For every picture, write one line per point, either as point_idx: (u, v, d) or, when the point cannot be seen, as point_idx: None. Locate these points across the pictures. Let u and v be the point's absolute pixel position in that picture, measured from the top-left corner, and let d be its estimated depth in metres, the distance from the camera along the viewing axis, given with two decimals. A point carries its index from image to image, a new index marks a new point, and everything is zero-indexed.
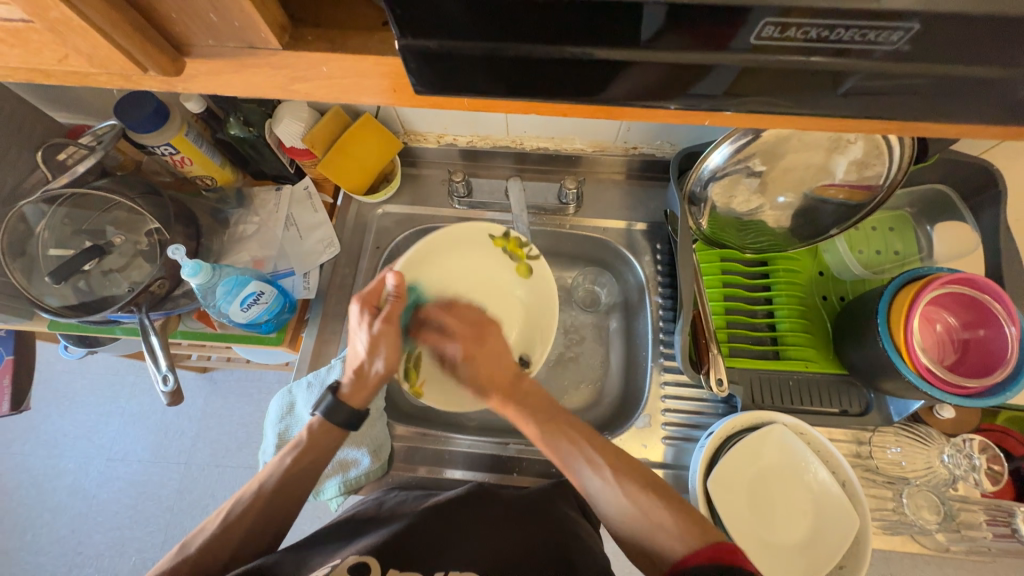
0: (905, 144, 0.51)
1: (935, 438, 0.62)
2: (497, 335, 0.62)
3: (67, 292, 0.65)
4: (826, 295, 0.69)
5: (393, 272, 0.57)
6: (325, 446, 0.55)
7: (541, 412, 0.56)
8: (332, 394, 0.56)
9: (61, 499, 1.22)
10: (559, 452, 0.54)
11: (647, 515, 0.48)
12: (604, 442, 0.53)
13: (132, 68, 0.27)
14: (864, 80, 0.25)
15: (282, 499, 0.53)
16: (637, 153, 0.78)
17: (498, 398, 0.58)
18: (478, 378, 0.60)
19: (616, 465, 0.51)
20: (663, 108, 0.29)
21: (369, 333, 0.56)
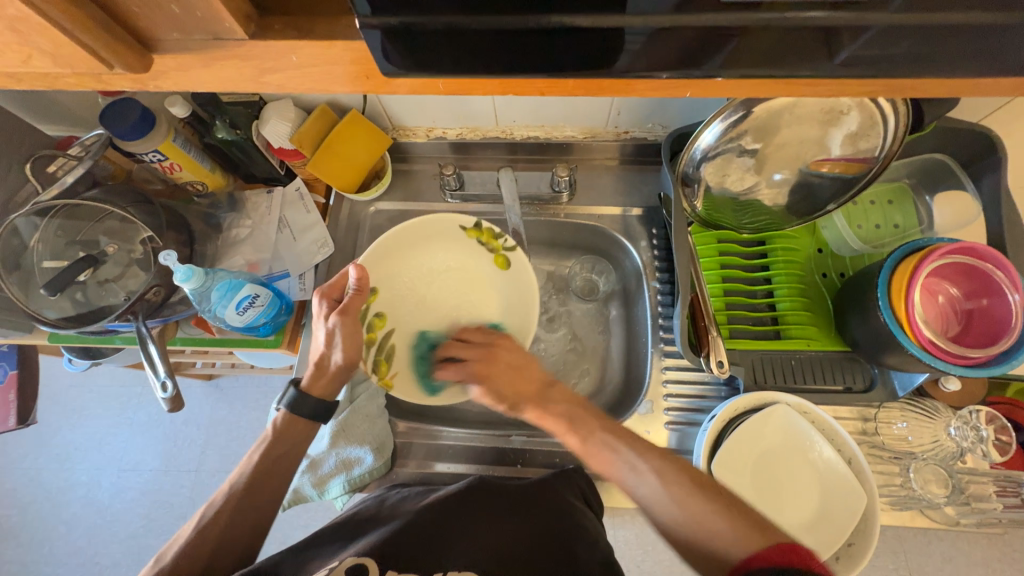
0: (900, 113, 0.50)
1: (941, 411, 0.62)
2: (507, 349, 0.59)
3: (64, 304, 0.65)
4: (825, 272, 0.68)
5: (355, 265, 0.57)
6: (294, 439, 0.55)
7: (579, 424, 0.53)
8: (296, 386, 0.56)
9: (76, 511, 1.23)
10: (597, 456, 0.51)
11: (695, 516, 0.44)
12: (648, 447, 0.50)
13: (98, 66, 0.27)
14: (884, 28, 0.25)
15: (256, 501, 0.52)
16: (629, 138, 0.77)
17: (528, 412, 0.55)
18: (504, 392, 0.56)
19: (664, 469, 0.48)
20: (651, 79, 0.29)
21: (327, 326, 0.56)
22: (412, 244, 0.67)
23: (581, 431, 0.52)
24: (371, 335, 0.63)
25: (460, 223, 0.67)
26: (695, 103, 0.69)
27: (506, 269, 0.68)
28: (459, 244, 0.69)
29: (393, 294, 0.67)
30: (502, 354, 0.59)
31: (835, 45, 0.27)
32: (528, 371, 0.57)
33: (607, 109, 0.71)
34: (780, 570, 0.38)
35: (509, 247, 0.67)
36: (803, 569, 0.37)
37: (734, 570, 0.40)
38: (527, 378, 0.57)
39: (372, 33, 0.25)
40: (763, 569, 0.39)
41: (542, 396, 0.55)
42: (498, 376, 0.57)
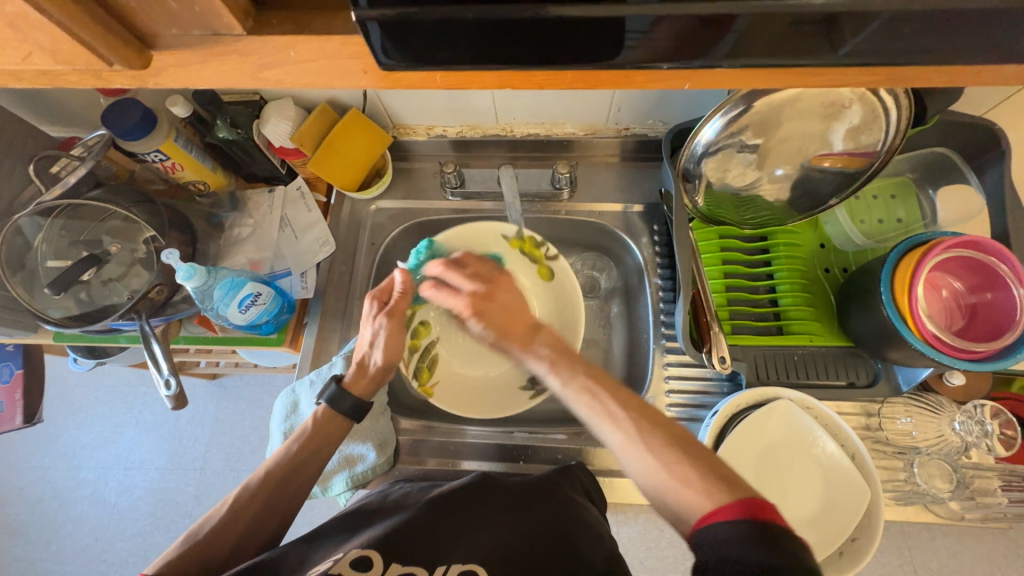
0: (902, 105, 0.50)
1: (945, 406, 0.61)
2: (505, 289, 0.61)
3: (69, 303, 0.66)
4: (828, 267, 0.68)
5: (402, 269, 0.59)
6: (332, 432, 0.56)
7: (561, 363, 0.52)
8: (337, 382, 0.58)
9: (83, 509, 1.24)
10: (577, 400, 0.49)
11: (672, 473, 0.41)
12: (630, 398, 0.48)
13: (97, 63, 0.27)
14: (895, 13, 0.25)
15: (287, 488, 0.52)
16: (630, 134, 0.77)
17: (515, 351, 0.56)
18: (494, 328, 0.57)
19: (640, 419, 0.45)
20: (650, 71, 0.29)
21: (373, 326, 0.59)
22: (458, 257, 0.72)
23: (563, 373, 0.51)
24: (416, 342, 0.69)
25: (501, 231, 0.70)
26: (695, 98, 0.68)
27: (550, 279, 0.70)
28: (503, 254, 0.71)
29: (440, 307, 0.72)
30: (496, 292, 0.59)
31: (837, 38, 0.27)
32: (517, 313, 0.58)
33: (608, 105, 0.71)
34: (744, 531, 0.35)
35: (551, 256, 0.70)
36: (772, 530, 0.34)
37: (697, 523, 0.38)
38: (518, 320, 0.58)
39: (372, 27, 0.25)
40: (728, 526, 0.36)
41: (527, 338, 0.56)
42: (491, 309, 0.58)
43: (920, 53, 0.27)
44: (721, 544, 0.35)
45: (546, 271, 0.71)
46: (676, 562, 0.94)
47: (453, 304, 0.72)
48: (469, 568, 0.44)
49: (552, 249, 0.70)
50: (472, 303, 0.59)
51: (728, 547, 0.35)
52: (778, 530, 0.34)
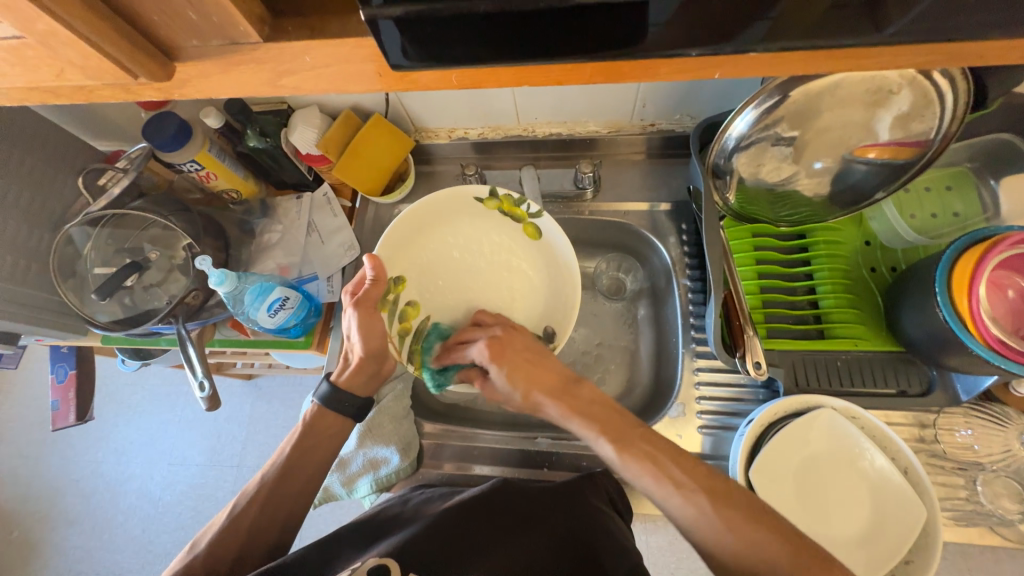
0: (960, 89, 0.46)
1: (1013, 417, 0.56)
2: (522, 339, 0.59)
3: (114, 308, 0.69)
4: (874, 267, 0.64)
5: (369, 255, 0.55)
6: (324, 432, 0.57)
7: (609, 426, 0.49)
8: (328, 380, 0.58)
9: (131, 502, 1.31)
10: (638, 471, 0.46)
11: (755, 548, 0.40)
12: (695, 465, 0.46)
13: (123, 76, 0.28)
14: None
15: (287, 487, 0.53)
16: (655, 130, 0.74)
17: (550, 407, 0.53)
18: (520, 382, 0.55)
19: (712, 490, 0.44)
20: (676, 57, 0.27)
21: (347, 317, 0.57)
22: (427, 227, 0.65)
23: (614, 441, 0.49)
24: (405, 325, 0.63)
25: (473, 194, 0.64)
26: (726, 91, 0.65)
27: (538, 238, 0.66)
28: (479, 215, 0.67)
29: (419, 280, 0.66)
30: (514, 340, 0.59)
31: (880, 17, 0.25)
32: (542, 363, 0.56)
33: (633, 100, 0.69)
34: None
35: (535, 213, 0.64)
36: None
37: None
38: (545, 371, 0.56)
39: (386, 25, 0.25)
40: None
41: (570, 391, 0.54)
42: (509, 365, 0.56)
43: (984, 26, 0.25)
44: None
45: (533, 230, 0.66)
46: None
47: (430, 272, 0.67)
48: None
49: (535, 206, 0.64)
50: (492, 351, 0.57)
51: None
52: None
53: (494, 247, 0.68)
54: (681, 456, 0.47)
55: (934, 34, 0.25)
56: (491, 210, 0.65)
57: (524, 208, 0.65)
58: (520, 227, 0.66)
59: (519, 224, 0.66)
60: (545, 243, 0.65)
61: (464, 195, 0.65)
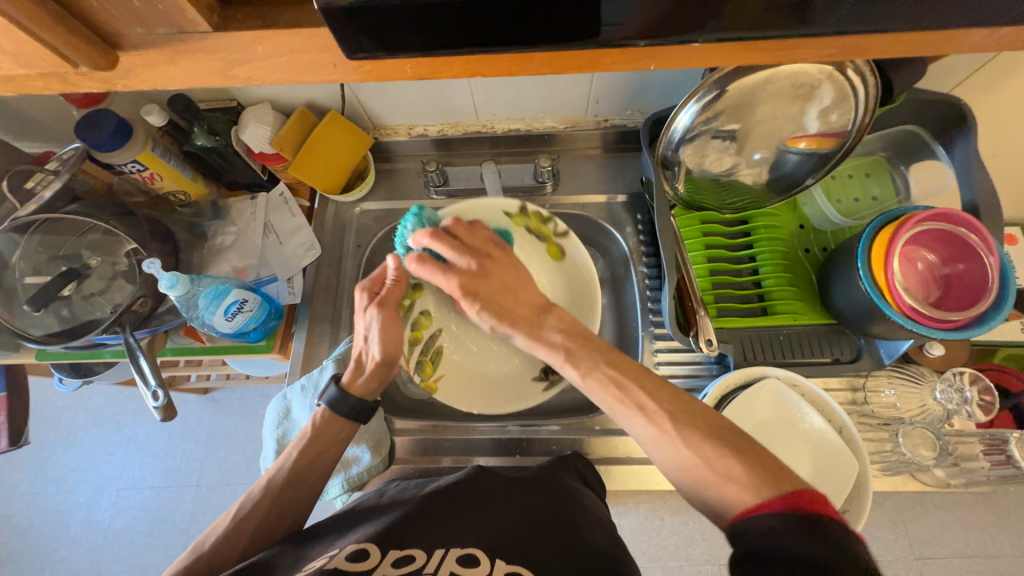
0: (869, 84, 0.51)
1: (926, 376, 0.63)
2: (504, 268, 0.58)
3: (49, 320, 0.64)
4: (807, 248, 0.69)
5: (392, 255, 0.58)
6: (333, 436, 0.55)
7: (582, 353, 0.50)
8: (336, 384, 0.56)
9: (76, 533, 1.21)
10: (600, 391, 0.47)
11: (715, 470, 0.40)
12: (659, 389, 0.46)
13: (60, 64, 0.27)
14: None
15: (294, 491, 0.52)
16: (609, 125, 0.78)
17: (524, 337, 0.55)
18: (499, 312, 0.56)
19: (675, 411, 0.44)
20: (621, 47, 0.30)
21: (366, 319, 0.57)
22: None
23: (583, 363, 0.49)
24: (416, 334, 0.65)
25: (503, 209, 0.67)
26: (671, 87, 0.69)
27: (561, 257, 0.68)
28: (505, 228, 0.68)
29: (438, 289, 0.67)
30: (492, 271, 0.58)
31: (805, 14, 0.27)
32: (522, 292, 0.57)
33: (587, 96, 0.71)
34: (792, 525, 0.34)
35: (561, 233, 0.67)
36: (822, 525, 0.33)
37: (737, 515, 0.37)
38: (520, 302, 0.57)
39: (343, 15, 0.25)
40: (772, 518, 0.35)
41: (537, 319, 0.55)
42: (489, 287, 0.57)
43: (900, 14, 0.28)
44: (761, 531, 0.35)
45: (556, 249, 0.68)
46: (677, 549, 0.95)
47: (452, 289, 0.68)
48: (468, 552, 0.44)
49: (561, 226, 0.67)
50: (465, 282, 0.56)
51: (767, 538, 0.34)
52: (830, 526, 0.33)
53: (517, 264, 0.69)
54: (647, 380, 0.47)
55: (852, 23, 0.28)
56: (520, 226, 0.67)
57: (552, 226, 0.68)
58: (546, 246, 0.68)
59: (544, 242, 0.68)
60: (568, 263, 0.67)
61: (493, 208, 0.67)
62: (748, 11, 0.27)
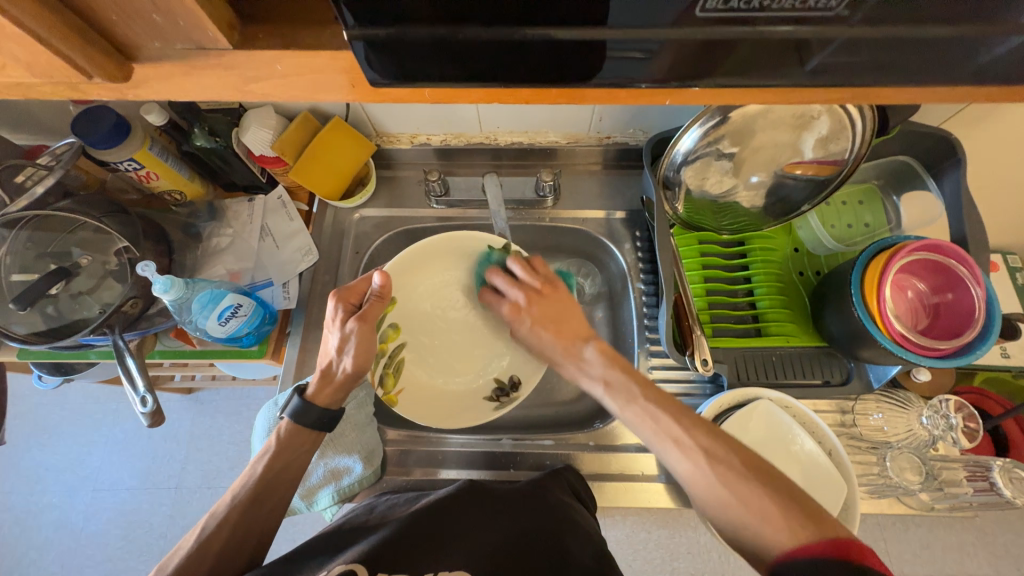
0: (867, 117, 0.53)
1: (914, 402, 0.65)
2: (560, 295, 0.61)
3: (35, 319, 0.63)
4: (802, 271, 0.71)
5: (380, 271, 0.57)
6: (298, 448, 0.54)
7: (618, 384, 0.52)
8: (299, 395, 0.55)
9: (47, 535, 1.17)
10: (638, 424, 0.49)
11: (749, 506, 0.40)
12: (695, 423, 0.47)
13: (74, 75, 0.27)
14: (856, 40, 0.26)
15: (260, 507, 0.51)
16: (611, 142, 0.78)
17: (572, 366, 0.57)
18: (550, 340, 0.59)
19: (709, 449, 0.44)
20: (635, 90, 0.30)
21: (342, 331, 0.56)
22: (435, 259, 0.68)
23: (621, 397, 0.51)
24: (383, 347, 0.63)
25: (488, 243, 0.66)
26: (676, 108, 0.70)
27: None
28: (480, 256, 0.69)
29: (410, 306, 0.67)
30: (540, 304, 0.60)
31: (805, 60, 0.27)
32: (569, 323, 0.59)
33: (590, 114, 0.72)
34: (833, 567, 0.34)
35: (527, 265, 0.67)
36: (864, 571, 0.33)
37: (778, 560, 0.37)
38: (567, 331, 0.59)
39: (356, 44, 0.25)
40: (813, 562, 0.35)
41: (586, 349, 0.57)
42: (539, 316, 0.60)
43: (912, 75, 0.28)
44: None
45: None
46: (663, 563, 0.95)
47: (419, 302, 0.68)
48: None
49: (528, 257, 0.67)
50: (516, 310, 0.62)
51: None
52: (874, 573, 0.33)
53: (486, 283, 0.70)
54: (683, 414, 0.48)
55: (861, 78, 0.28)
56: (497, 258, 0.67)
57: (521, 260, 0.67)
58: None
59: None
60: None
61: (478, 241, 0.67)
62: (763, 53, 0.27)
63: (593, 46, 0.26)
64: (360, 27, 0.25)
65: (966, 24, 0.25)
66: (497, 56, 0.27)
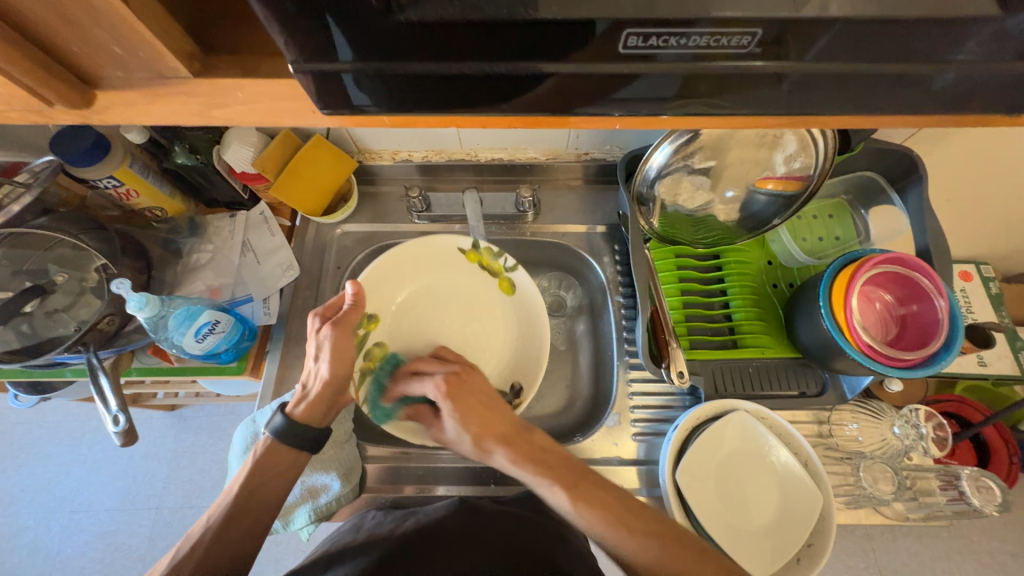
0: (827, 136, 0.54)
1: (886, 411, 0.66)
2: (476, 375, 0.61)
3: (9, 337, 0.61)
4: (776, 283, 0.72)
5: (351, 281, 0.58)
6: (271, 469, 0.53)
7: (560, 474, 0.52)
8: (282, 414, 0.55)
9: (20, 559, 1.14)
10: (592, 518, 0.48)
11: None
12: (643, 509, 0.49)
13: (38, 102, 0.28)
14: (787, 74, 0.27)
15: (231, 533, 0.49)
16: (590, 158, 0.80)
17: (501, 454, 0.54)
18: (473, 427, 0.56)
19: (661, 530, 0.47)
20: (606, 115, 0.31)
21: (318, 339, 0.57)
22: (404, 274, 0.71)
23: (565, 487, 0.51)
24: (369, 363, 0.66)
25: (457, 244, 0.71)
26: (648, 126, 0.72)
27: (513, 292, 0.71)
28: (459, 265, 0.73)
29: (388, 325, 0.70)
30: (468, 382, 0.59)
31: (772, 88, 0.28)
32: (493, 407, 0.58)
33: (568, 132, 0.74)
34: None
35: (511, 267, 0.70)
36: None
37: None
38: (497, 414, 0.57)
39: (346, 78, 0.26)
40: None
41: (521, 436, 0.56)
42: (461, 399, 0.57)
43: (851, 104, 0.29)
44: None
45: (508, 283, 0.71)
46: None
47: (407, 319, 0.71)
48: None
49: (511, 261, 0.70)
50: (447, 387, 0.58)
51: None
52: None
53: (473, 294, 0.73)
54: (628, 501, 0.50)
55: (804, 104, 0.29)
56: (473, 261, 0.72)
57: (502, 261, 0.71)
58: (498, 281, 0.72)
59: (495, 277, 0.72)
60: (521, 296, 0.71)
61: (444, 245, 0.71)
62: (712, 82, 0.27)
63: (539, 77, 0.27)
64: (304, 62, 0.25)
65: (890, 60, 0.26)
66: (445, 87, 0.27)
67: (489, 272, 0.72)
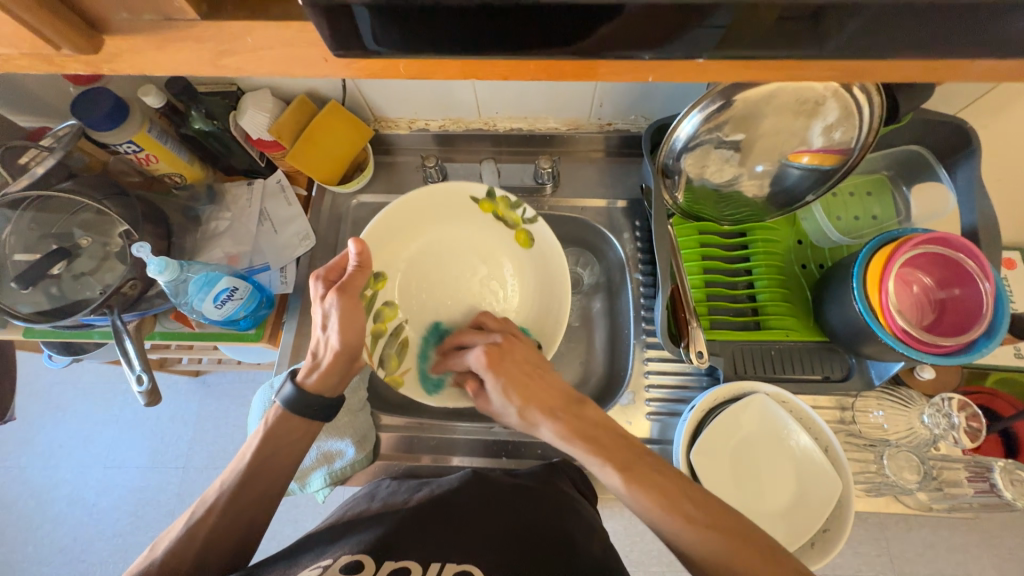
0: (874, 102, 0.50)
1: (916, 399, 0.64)
2: (519, 344, 0.60)
3: (39, 298, 0.64)
4: (805, 263, 0.69)
5: (354, 240, 0.57)
6: (286, 436, 0.54)
7: (615, 454, 0.50)
8: (291, 381, 0.56)
9: (60, 509, 1.21)
10: (648, 503, 0.47)
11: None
12: (707, 497, 0.47)
13: (46, 46, 0.27)
14: (843, 8, 0.24)
15: (249, 491, 0.52)
16: (612, 129, 0.77)
17: (552, 426, 0.54)
18: (523, 399, 0.55)
19: (723, 523, 0.45)
20: (634, 61, 0.28)
21: (325, 306, 0.56)
22: (412, 225, 0.69)
23: (620, 468, 0.49)
24: (380, 325, 0.66)
25: (471, 193, 0.68)
26: (676, 93, 0.68)
27: (530, 246, 0.70)
28: (470, 215, 0.70)
29: (398, 280, 0.69)
30: (515, 351, 0.59)
31: (820, 29, 0.25)
32: (540, 379, 0.57)
33: (591, 99, 0.71)
34: None
35: (530, 219, 0.68)
36: None
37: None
38: (547, 387, 0.56)
39: (362, 12, 0.24)
40: None
41: (571, 410, 0.54)
42: (509, 367, 0.57)
43: (916, 47, 0.26)
44: None
45: (525, 237, 0.70)
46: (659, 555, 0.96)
47: (416, 272, 0.70)
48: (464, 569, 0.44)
49: (530, 212, 0.68)
50: (491, 356, 0.58)
51: None
52: None
53: (484, 246, 0.72)
54: (691, 489, 0.48)
55: (862, 48, 0.26)
56: (488, 212, 0.69)
57: (521, 213, 0.69)
58: (515, 233, 0.70)
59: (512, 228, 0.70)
60: (539, 252, 0.69)
61: (456, 193, 0.68)
62: (757, 21, 0.25)
63: (567, 12, 0.24)
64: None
65: None
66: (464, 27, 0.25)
67: (506, 223, 0.70)
